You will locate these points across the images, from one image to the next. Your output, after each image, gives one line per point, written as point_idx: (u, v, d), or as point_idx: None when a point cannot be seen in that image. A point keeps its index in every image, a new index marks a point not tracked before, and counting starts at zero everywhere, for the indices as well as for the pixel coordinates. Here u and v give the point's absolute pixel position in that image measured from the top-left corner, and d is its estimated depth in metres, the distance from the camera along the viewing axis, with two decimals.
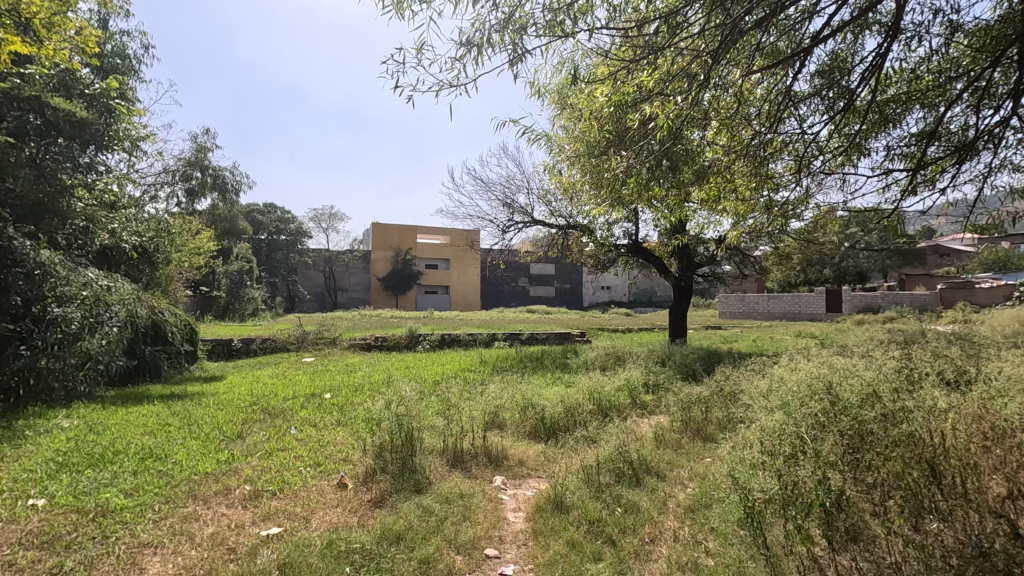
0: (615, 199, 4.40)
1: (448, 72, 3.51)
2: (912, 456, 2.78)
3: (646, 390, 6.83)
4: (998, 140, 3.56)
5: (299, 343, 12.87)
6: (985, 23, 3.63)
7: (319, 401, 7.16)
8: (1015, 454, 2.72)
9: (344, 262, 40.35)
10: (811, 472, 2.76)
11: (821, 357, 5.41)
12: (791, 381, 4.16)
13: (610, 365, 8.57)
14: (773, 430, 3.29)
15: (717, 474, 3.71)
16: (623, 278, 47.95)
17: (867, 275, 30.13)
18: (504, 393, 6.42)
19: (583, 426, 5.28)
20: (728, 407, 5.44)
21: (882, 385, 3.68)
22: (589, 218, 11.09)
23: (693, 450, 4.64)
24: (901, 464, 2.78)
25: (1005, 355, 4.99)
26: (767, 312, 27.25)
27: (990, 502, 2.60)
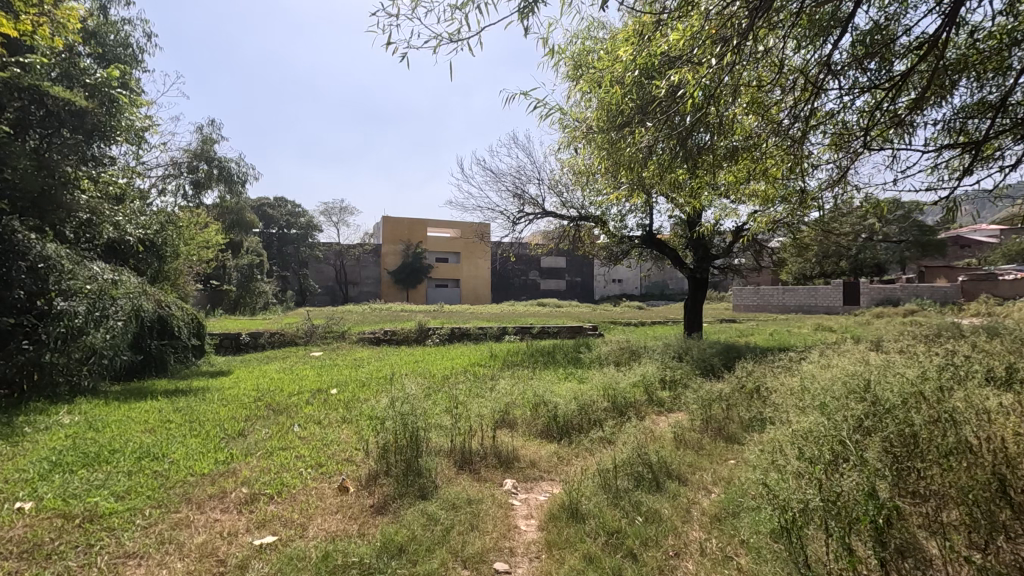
0: (634, 182, 4.10)
1: (447, 24, 2.96)
2: (976, 468, 2.48)
3: (662, 385, 6.56)
4: None
5: (307, 337, 12.73)
6: None
7: (324, 397, 6.98)
8: None
9: (355, 256, 40.33)
10: (858, 486, 2.49)
11: (852, 353, 5.11)
12: (823, 379, 3.87)
13: (624, 360, 8.30)
14: (813, 436, 3.02)
15: (745, 478, 3.44)
16: (634, 271, 47.42)
17: (885, 267, 29.49)
18: (514, 389, 6.18)
19: (597, 425, 5.02)
20: (752, 405, 5.16)
21: (927, 384, 3.39)
22: (602, 209, 10.77)
23: (716, 451, 4.37)
24: (962, 476, 2.49)
25: None
26: (783, 305, 26.74)
27: None
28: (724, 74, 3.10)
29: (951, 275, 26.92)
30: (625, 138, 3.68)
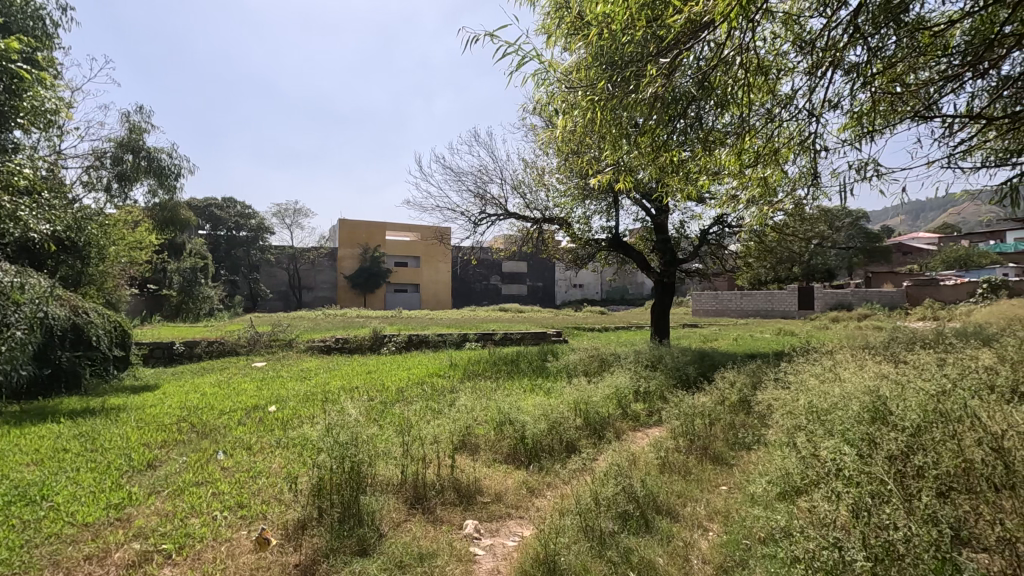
0: (619, 166, 3.53)
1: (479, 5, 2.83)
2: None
3: (636, 398, 6.08)
4: None
5: (250, 346, 11.70)
6: None
7: (261, 416, 6.16)
8: None
9: (309, 260, 38.74)
10: (922, 549, 1.95)
11: (844, 368, 4.70)
12: (839, 406, 3.38)
13: (594, 370, 7.77)
14: (849, 479, 2.50)
15: (749, 513, 2.88)
16: (595, 276, 47.70)
17: (834, 272, 30.39)
18: (476, 405, 5.56)
19: (568, 449, 4.46)
20: (738, 424, 4.70)
21: (959, 410, 2.93)
22: (567, 210, 10.27)
23: (705, 475, 3.85)
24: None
25: None
26: (741, 310, 27.06)
27: None
28: (740, 18, 2.59)
29: (896, 280, 27.91)
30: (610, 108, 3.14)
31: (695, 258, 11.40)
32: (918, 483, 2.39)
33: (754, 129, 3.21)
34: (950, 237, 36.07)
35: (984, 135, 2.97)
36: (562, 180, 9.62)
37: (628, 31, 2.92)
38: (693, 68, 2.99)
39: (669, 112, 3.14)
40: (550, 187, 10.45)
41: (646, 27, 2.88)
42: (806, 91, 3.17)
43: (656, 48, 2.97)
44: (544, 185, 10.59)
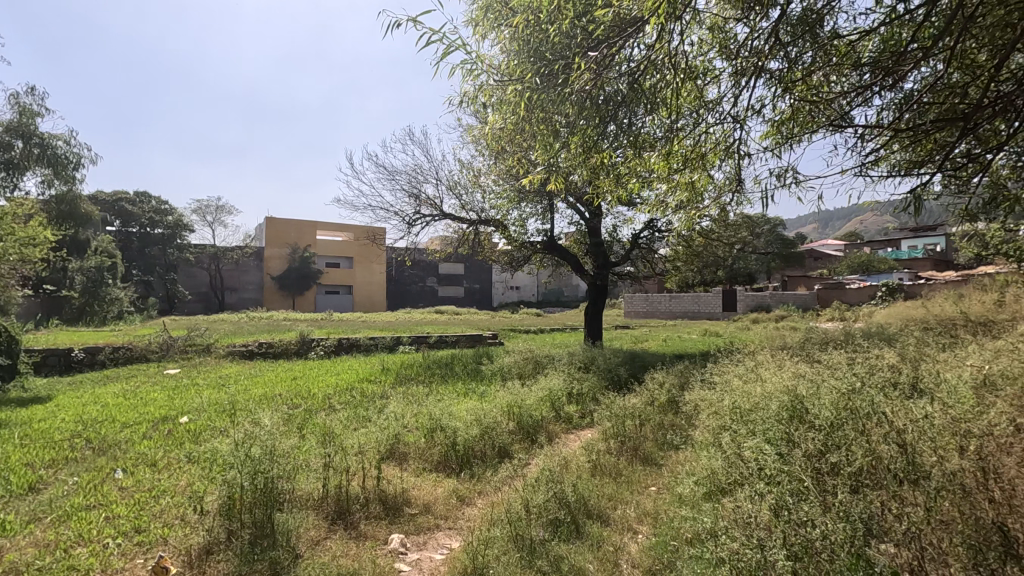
0: (551, 167, 3.48)
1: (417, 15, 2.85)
2: (972, 518, 2.04)
3: (569, 400, 6.10)
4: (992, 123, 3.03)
5: (162, 352, 10.83)
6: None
7: (169, 428, 5.67)
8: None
9: (233, 259, 36.67)
10: (838, 545, 2.00)
11: (764, 368, 4.90)
12: (760, 407, 3.49)
13: (528, 373, 7.73)
14: (770, 478, 2.57)
15: (677, 514, 2.90)
16: (531, 279, 48.19)
17: (754, 276, 32.24)
18: (407, 411, 5.37)
19: (500, 455, 4.37)
20: (667, 425, 4.79)
21: (868, 408, 3.09)
22: (503, 212, 10.21)
23: (635, 477, 3.87)
24: (953, 525, 2.04)
25: (938, 357, 4.76)
26: (670, 312, 28.10)
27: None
28: (668, 15, 2.59)
29: (809, 284, 29.99)
30: (542, 104, 3.08)
31: (627, 261, 11.68)
32: (834, 479, 2.46)
33: (682, 133, 3.25)
34: (853, 243, 39.19)
35: (889, 148, 3.15)
36: (497, 181, 9.56)
37: (559, 30, 2.88)
38: (623, 69, 2.98)
39: (600, 112, 3.13)
40: (485, 189, 10.36)
41: (577, 21, 2.84)
42: (730, 99, 3.24)
43: (587, 44, 2.94)
44: (480, 186, 10.49)
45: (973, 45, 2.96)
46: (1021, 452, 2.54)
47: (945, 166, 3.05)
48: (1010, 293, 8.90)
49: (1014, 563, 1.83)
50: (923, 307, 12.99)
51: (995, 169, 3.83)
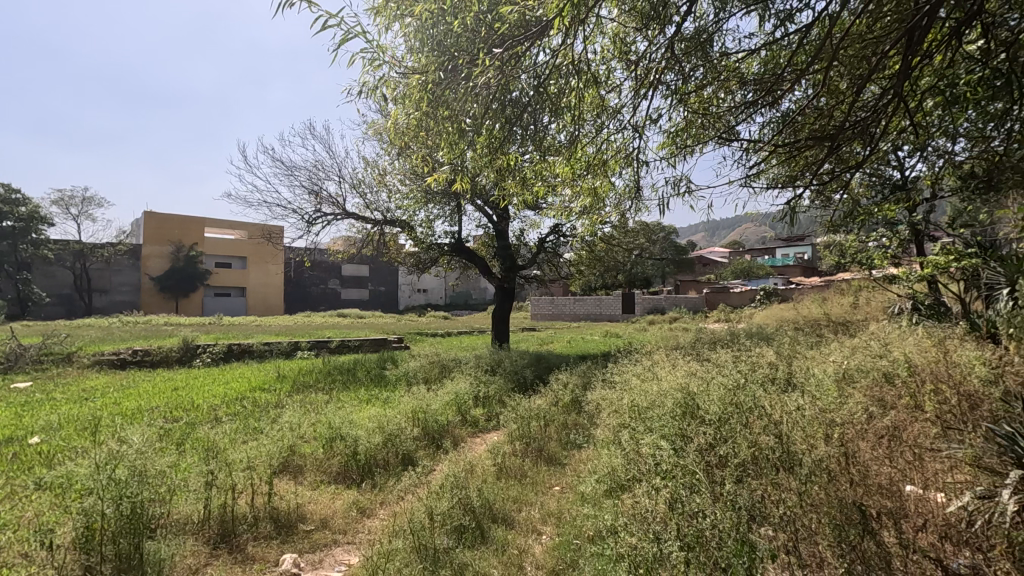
0: (459, 167, 3.43)
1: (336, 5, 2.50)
2: (837, 499, 2.26)
3: (475, 403, 6.07)
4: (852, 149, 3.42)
5: (9, 362, 9.38)
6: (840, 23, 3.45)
7: (15, 451, 4.89)
8: (909, 494, 2.38)
9: (103, 257, 32.77)
10: (725, 533, 2.12)
11: (660, 367, 5.18)
12: (657, 405, 3.66)
13: (435, 377, 7.59)
14: (666, 472, 2.69)
15: (580, 513, 2.95)
16: (439, 281, 47.78)
17: (651, 280, 34.24)
18: (304, 420, 5.06)
19: (403, 462, 4.24)
20: (570, 424, 4.91)
21: (750, 402, 3.34)
22: (409, 213, 9.98)
23: (539, 477, 3.91)
24: (822, 507, 2.24)
25: (806, 355, 5.29)
26: (574, 314, 29.03)
27: (918, 540, 2.13)
28: (570, 19, 2.64)
29: (698, 288, 32.36)
30: (447, 101, 3.02)
31: (533, 265, 11.88)
32: (721, 471, 2.63)
33: (585, 139, 3.33)
34: (736, 251, 42.86)
35: (768, 162, 3.44)
36: (404, 181, 9.35)
37: (465, 26, 2.84)
38: (529, 71, 3.00)
39: (506, 114, 3.12)
40: (391, 188, 10.08)
41: (481, 17, 2.82)
42: (630, 108, 3.38)
43: (491, 40, 2.92)
44: (385, 185, 10.19)
45: (836, 74, 3.30)
46: (875, 438, 2.85)
47: (813, 182, 3.38)
48: (863, 297, 10.13)
49: (870, 536, 2.04)
50: (793, 310, 14.47)
51: (854, 187, 4.32)
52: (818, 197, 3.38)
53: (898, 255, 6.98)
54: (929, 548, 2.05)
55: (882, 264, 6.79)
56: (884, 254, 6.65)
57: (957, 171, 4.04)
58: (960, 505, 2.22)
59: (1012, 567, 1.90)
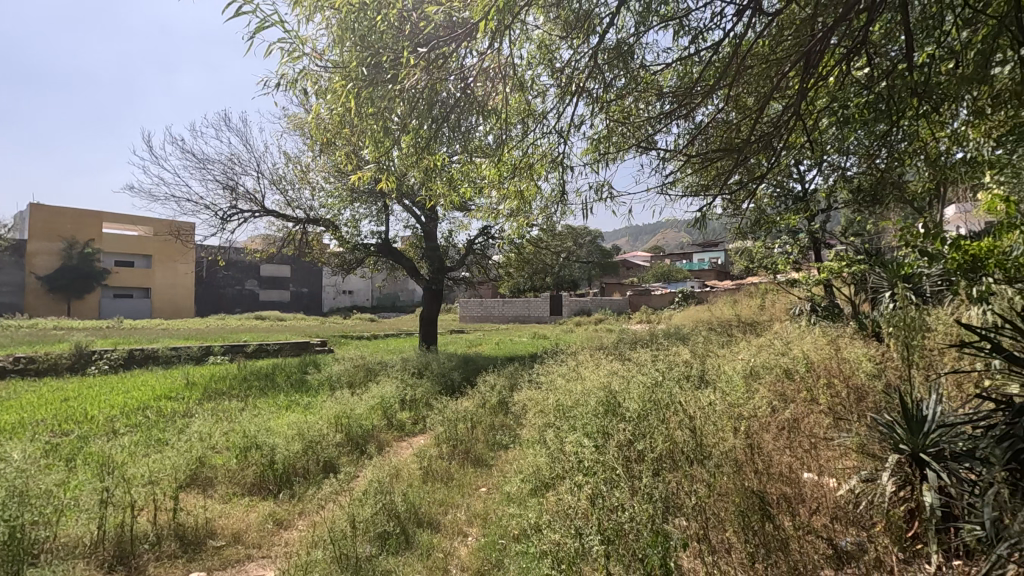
0: (385, 166, 3.37)
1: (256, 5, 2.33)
2: (742, 488, 2.42)
3: (401, 407, 5.96)
4: (757, 162, 3.68)
5: None
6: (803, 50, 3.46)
7: None
8: (804, 481, 2.59)
9: None
10: (642, 525, 2.22)
11: (584, 367, 5.33)
12: (581, 404, 3.77)
13: (359, 381, 7.38)
14: (587, 469, 2.78)
15: (505, 513, 2.97)
16: (365, 282, 46.52)
17: (577, 283, 35.10)
18: (215, 429, 4.76)
19: (324, 471, 4.09)
20: (497, 426, 4.93)
21: (667, 400, 3.51)
22: (333, 211, 9.65)
23: (466, 479, 3.90)
24: (729, 496, 2.38)
25: (718, 354, 5.62)
26: (502, 316, 29.17)
27: (811, 523, 2.32)
28: (496, 23, 2.66)
29: (622, 290, 33.55)
30: (372, 99, 2.96)
31: (462, 267, 11.84)
32: (639, 465, 2.74)
33: (512, 142, 3.36)
34: (657, 256, 44.85)
35: (684, 171, 3.62)
36: (328, 179, 9.03)
37: (391, 22, 2.80)
38: (456, 73, 3.00)
39: (433, 114, 3.11)
40: (314, 185, 9.71)
41: (406, 14, 2.79)
42: (555, 114, 3.45)
43: (416, 38, 2.89)
44: (308, 182, 9.79)
45: (743, 91, 3.54)
46: (776, 430, 3.08)
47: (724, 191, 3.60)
48: (768, 299, 10.93)
49: (771, 521, 2.21)
50: (708, 311, 15.33)
51: (760, 197, 4.65)
52: (729, 205, 3.61)
53: (798, 260, 7.60)
54: (820, 530, 2.24)
55: (783, 269, 7.35)
56: (786, 259, 7.21)
57: (846, 185, 4.45)
58: (848, 489, 2.45)
59: (889, 542, 2.12)
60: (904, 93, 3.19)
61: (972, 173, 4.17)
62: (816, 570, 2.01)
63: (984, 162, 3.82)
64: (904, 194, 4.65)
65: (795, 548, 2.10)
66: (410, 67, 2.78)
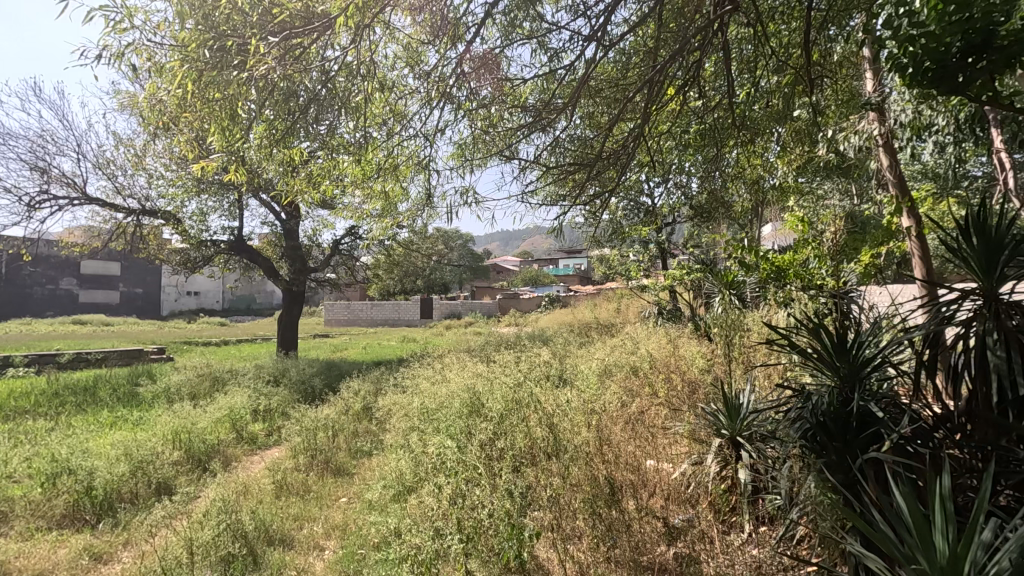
0: (236, 157, 3.11)
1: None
2: (592, 477, 2.62)
3: (254, 418, 5.51)
4: (611, 178, 4.00)
5: None
6: (715, 87, 3.79)
7: None
8: (646, 471, 2.86)
9: None
10: (499, 519, 2.30)
11: (450, 369, 5.36)
12: (446, 406, 3.79)
13: (204, 392, 6.66)
14: (450, 470, 2.82)
15: (365, 522, 2.88)
16: (215, 283, 42.17)
17: (449, 286, 35.11)
18: (13, 454, 4.01)
19: (158, 494, 3.65)
20: (361, 433, 4.78)
21: (527, 398, 3.68)
22: (176, 203, 8.64)
23: (325, 490, 3.72)
24: (581, 485, 2.57)
25: (577, 354, 5.99)
26: (370, 320, 28.14)
27: (650, 505, 2.58)
28: (356, 20, 2.62)
29: (492, 294, 34.22)
30: (218, 82, 2.73)
31: (326, 268, 11.26)
32: (500, 462, 2.85)
33: (377, 142, 3.29)
34: (526, 261, 46.37)
35: (545, 181, 3.81)
36: (168, 166, 8.07)
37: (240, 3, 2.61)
38: (318, 66, 2.92)
39: (289, 105, 2.95)
40: (152, 172, 8.61)
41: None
42: (421, 117, 3.44)
43: (268, 26, 2.73)
44: (143, 169, 8.66)
45: (597, 110, 3.84)
46: (623, 423, 3.37)
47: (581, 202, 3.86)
48: (624, 303, 11.85)
49: (615, 506, 2.42)
50: (572, 314, 16.20)
51: (614, 209, 5.06)
52: (586, 215, 3.87)
53: (648, 268, 8.36)
54: (657, 511, 2.50)
55: (635, 275, 8.04)
56: (637, 266, 7.91)
57: (686, 202, 5.01)
58: (682, 471, 2.77)
59: (711, 520, 2.43)
60: (727, 124, 3.69)
61: (781, 197, 4.91)
62: (652, 546, 2.25)
63: (789, 187, 4.53)
64: (730, 212, 5.36)
65: (636, 528, 2.34)
66: (260, 55, 2.61)
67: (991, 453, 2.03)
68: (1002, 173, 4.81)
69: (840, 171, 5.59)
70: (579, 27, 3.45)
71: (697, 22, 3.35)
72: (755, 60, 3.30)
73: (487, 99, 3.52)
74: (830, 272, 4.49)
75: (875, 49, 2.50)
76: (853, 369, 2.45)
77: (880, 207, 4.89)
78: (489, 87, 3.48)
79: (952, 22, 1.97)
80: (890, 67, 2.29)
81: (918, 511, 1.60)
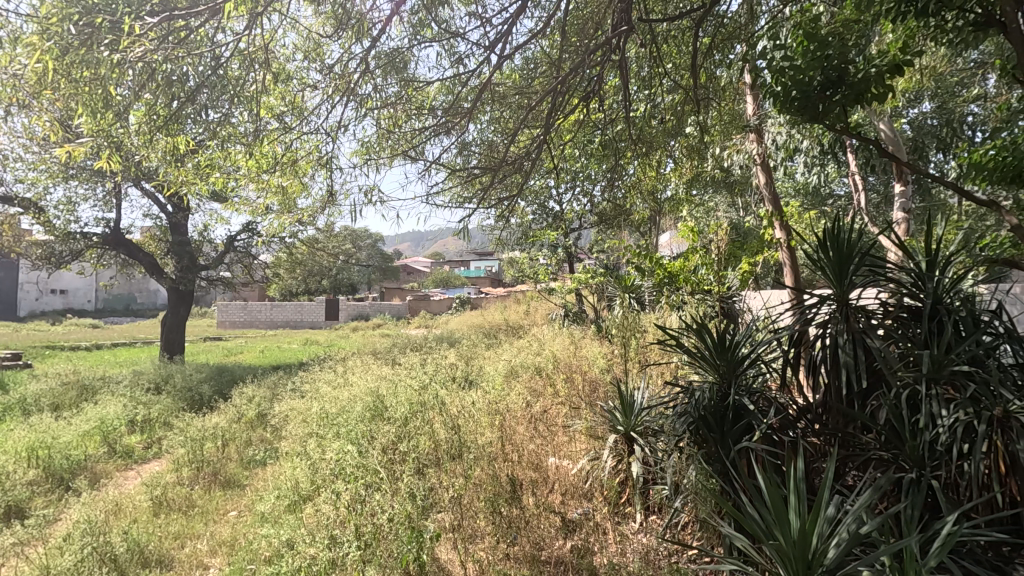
0: (111, 141, 2.83)
1: None
2: (493, 476, 2.66)
3: (130, 429, 5.01)
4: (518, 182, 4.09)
5: None
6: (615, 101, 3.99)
7: None
8: (547, 469, 2.94)
9: None
10: (399, 522, 2.28)
11: (353, 372, 5.20)
12: (346, 412, 3.68)
13: (69, 403, 5.93)
14: (349, 475, 2.73)
15: (255, 535, 2.72)
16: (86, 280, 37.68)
17: (356, 287, 33.96)
18: None
19: (6, 520, 3.20)
20: (255, 442, 4.51)
21: (431, 401, 3.66)
22: (38, 189, 7.67)
23: (212, 504, 3.47)
24: (482, 484, 2.61)
25: (484, 356, 6.03)
26: (269, 322, 26.50)
27: (549, 501, 2.67)
28: (248, 8, 2.50)
29: (401, 295, 33.58)
30: (88, 61, 2.48)
31: (219, 266, 10.47)
32: (402, 465, 2.82)
33: (274, 133, 3.13)
34: (437, 263, 45.95)
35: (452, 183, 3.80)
36: (28, 147, 7.13)
37: None
38: (208, 52, 2.74)
39: (173, 90, 2.73)
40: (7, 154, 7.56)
41: None
42: (323, 111, 3.33)
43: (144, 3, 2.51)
44: None
45: (504, 115, 3.91)
46: (525, 422, 3.45)
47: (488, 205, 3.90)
48: (532, 305, 12.11)
49: (515, 503, 2.49)
50: (481, 317, 16.33)
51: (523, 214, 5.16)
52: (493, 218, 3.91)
53: (554, 271, 8.61)
54: (555, 507, 2.59)
55: (543, 278, 8.25)
56: (545, 270, 8.11)
57: (589, 209, 5.22)
58: (580, 467, 2.89)
59: (605, 513, 2.56)
60: (625, 137, 3.91)
61: (674, 207, 5.27)
62: (549, 541, 2.33)
63: (679, 199, 4.88)
64: (628, 220, 5.66)
65: (534, 524, 2.41)
66: (136, 36, 2.40)
67: (839, 439, 2.31)
68: (855, 193, 5.49)
69: (725, 185, 6.10)
70: (485, 34, 3.51)
71: (598, 38, 3.52)
72: (651, 78, 3.53)
73: (394, 99, 3.48)
74: (715, 277, 4.88)
75: (751, 76, 2.77)
76: (731, 364, 2.68)
77: (758, 220, 5.40)
78: (397, 87, 3.44)
79: (815, 57, 2.26)
80: (766, 95, 2.48)
81: (776, 491, 1.79)
